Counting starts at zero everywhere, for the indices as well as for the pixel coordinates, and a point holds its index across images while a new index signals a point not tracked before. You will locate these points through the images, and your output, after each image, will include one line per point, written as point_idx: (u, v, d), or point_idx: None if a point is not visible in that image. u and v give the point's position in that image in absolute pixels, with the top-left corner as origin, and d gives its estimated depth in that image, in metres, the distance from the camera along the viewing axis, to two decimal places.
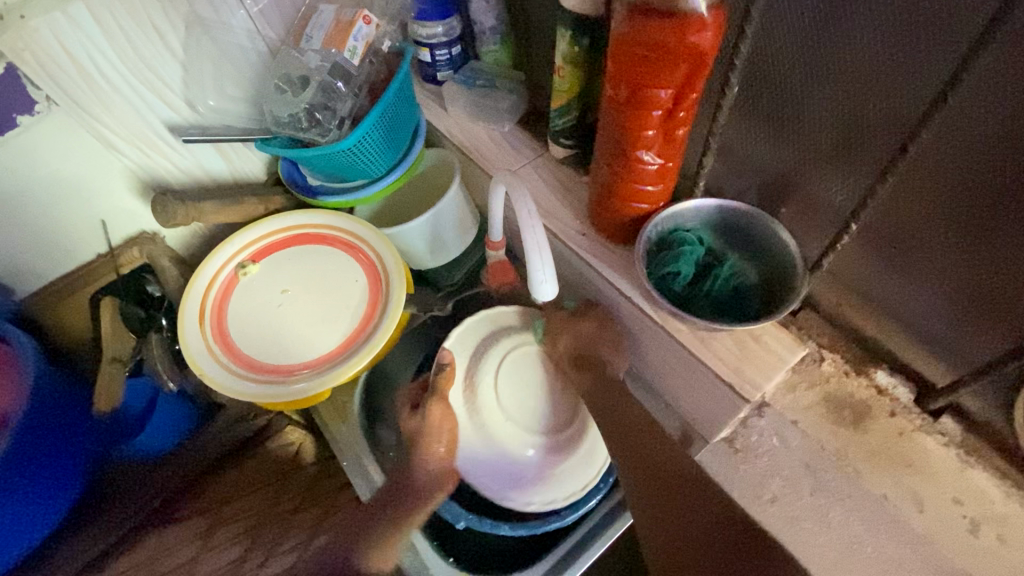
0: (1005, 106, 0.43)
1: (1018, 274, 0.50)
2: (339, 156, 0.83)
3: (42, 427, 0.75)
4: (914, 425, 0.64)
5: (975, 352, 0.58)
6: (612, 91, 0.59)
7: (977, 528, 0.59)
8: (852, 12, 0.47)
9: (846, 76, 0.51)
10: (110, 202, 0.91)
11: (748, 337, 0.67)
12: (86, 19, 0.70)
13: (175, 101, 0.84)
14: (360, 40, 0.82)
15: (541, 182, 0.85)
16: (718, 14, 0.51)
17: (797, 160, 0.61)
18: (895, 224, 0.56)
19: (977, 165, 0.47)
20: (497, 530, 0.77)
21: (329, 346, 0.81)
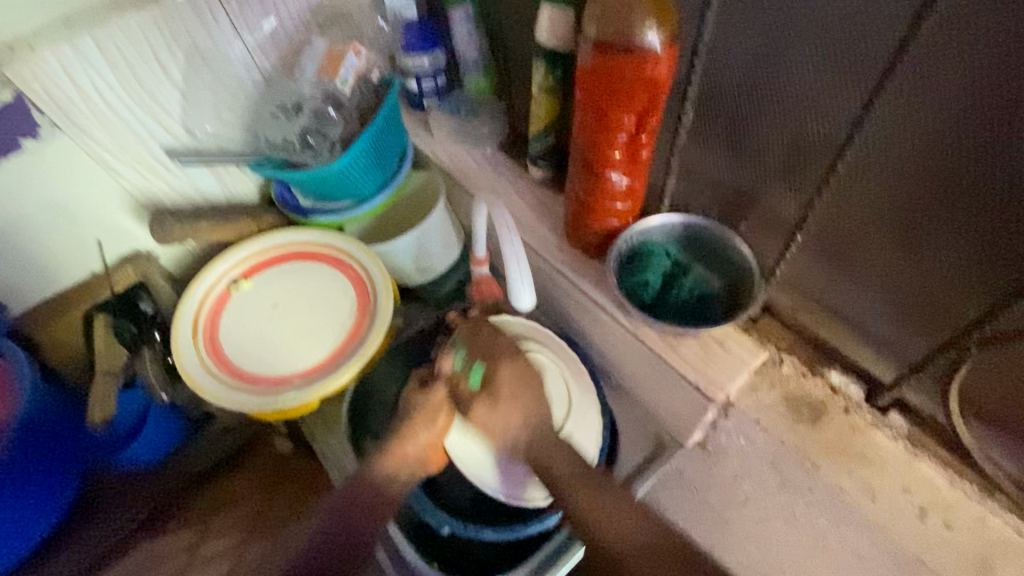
0: (916, 127, 0.50)
1: (942, 274, 0.56)
2: (329, 177, 0.88)
3: (34, 438, 0.78)
4: (865, 421, 0.68)
5: (914, 349, 0.63)
6: (581, 117, 0.65)
7: (925, 514, 0.63)
8: (786, 48, 0.54)
9: (785, 102, 0.58)
10: (107, 222, 0.94)
11: (714, 342, 0.72)
12: (91, 50, 0.75)
13: (174, 126, 0.89)
14: (350, 71, 0.89)
15: (521, 202, 0.90)
16: (672, 47, 0.57)
17: (748, 179, 0.68)
18: (836, 234, 0.62)
19: (898, 178, 0.54)
20: (480, 535, 0.77)
21: (318, 357, 0.84)
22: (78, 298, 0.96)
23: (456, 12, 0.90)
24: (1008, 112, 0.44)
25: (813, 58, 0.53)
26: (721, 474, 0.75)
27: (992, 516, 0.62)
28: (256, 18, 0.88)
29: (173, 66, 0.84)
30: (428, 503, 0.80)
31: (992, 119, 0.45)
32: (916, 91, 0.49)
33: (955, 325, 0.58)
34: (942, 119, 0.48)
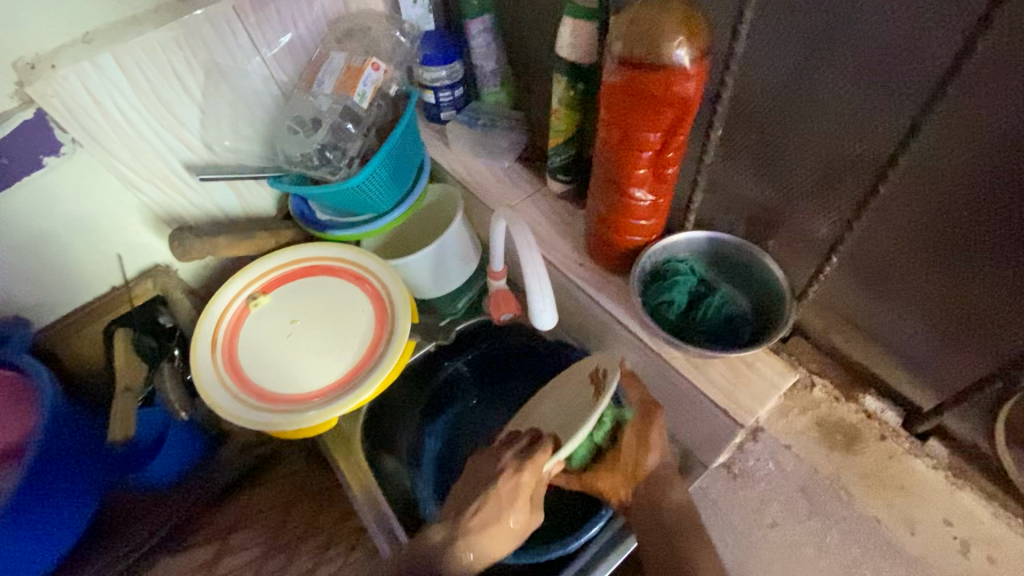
0: (965, 150, 0.48)
1: (989, 300, 0.53)
2: (347, 193, 0.87)
3: (57, 457, 0.78)
4: (902, 448, 0.66)
5: (956, 376, 0.60)
6: (606, 134, 0.64)
7: (968, 548, 0.61)
8: (824, 64, 0.52)
9: (820, 120, 0.56)
10: (127, 237, 0.95)
11: (741, 363, 0.70)
12: (112, 69, 0.75)
13: (193, 142, 0.89)
14: (369, 85, 0.87)
15: (541, 216, 0.89)
16: (702, 63, 0.55)
17: (780, 197, 0.65)
18: (874, 255, 0.60)
19: (944, 201, 0.51)
20: (502, 558, 0.76)
21: (336, 374, 0.83)
22: (98, 314, 0.97)
23: (473, 23, 0.89)
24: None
25: (849, 75, 0.51)
26: (747, 495, 0.71)
27: None
28: (273, 33, 0.87)
29: (192, 83, 0.84)
30: None
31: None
32: (965, 113, 0.46)
33: (1002, 353, 0.55)
34: (991, 141, 0.46)
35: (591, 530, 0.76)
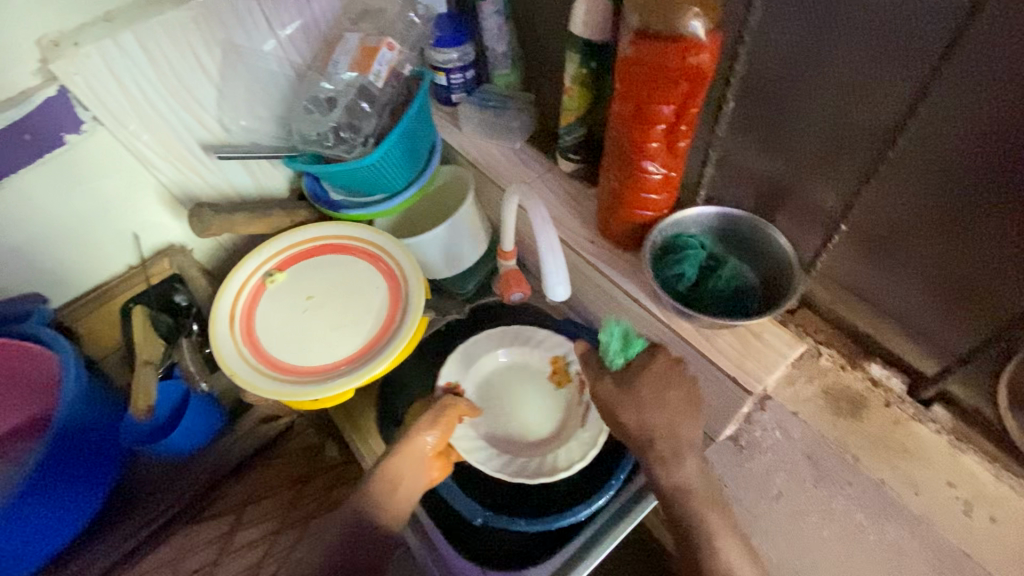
0: (971, 116, 0.49)
1: (992, 265, 0.55)
2: (362, 171, 0.89)
3: (76, 430, 0.82)
4: (907, 414, 0.68)
5: (959, 342, 0.62)
6: (619, 108, 0.65)
7: (971, 509, 0.62)
8: (835, 33, 0.53)
9: (828, 91, 0.57)
10: (143, 216, 0.96)
11: (749, 334, 0.72)
12: (133, 46, 0.77)
13: (209, 121, 0.91)
14: (383, 65, 0.88)
15: (552, 195, 0.91)
16: (716, 36, 0.57)
17: (788, 170, 0.67)
18: (879, 224, 0.61)
19: (949, 168, 0.53)
20: (513, 525, 0.78)
21: (352, 347, 0.85)
22: (115, 292, 0.99)
23: (485, 5, 0.90)
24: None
25: (858, 46, 0.52)
26: (753, 467, 0.73)
27: None
28: (288, 14, 0.89)
29: (210, 62, 0.85)
30: (458, 492, 0.82)
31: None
32: (970, 79, 0.48)
33: (1005, 317, 0.57)
34: (997, 107, 0.47)
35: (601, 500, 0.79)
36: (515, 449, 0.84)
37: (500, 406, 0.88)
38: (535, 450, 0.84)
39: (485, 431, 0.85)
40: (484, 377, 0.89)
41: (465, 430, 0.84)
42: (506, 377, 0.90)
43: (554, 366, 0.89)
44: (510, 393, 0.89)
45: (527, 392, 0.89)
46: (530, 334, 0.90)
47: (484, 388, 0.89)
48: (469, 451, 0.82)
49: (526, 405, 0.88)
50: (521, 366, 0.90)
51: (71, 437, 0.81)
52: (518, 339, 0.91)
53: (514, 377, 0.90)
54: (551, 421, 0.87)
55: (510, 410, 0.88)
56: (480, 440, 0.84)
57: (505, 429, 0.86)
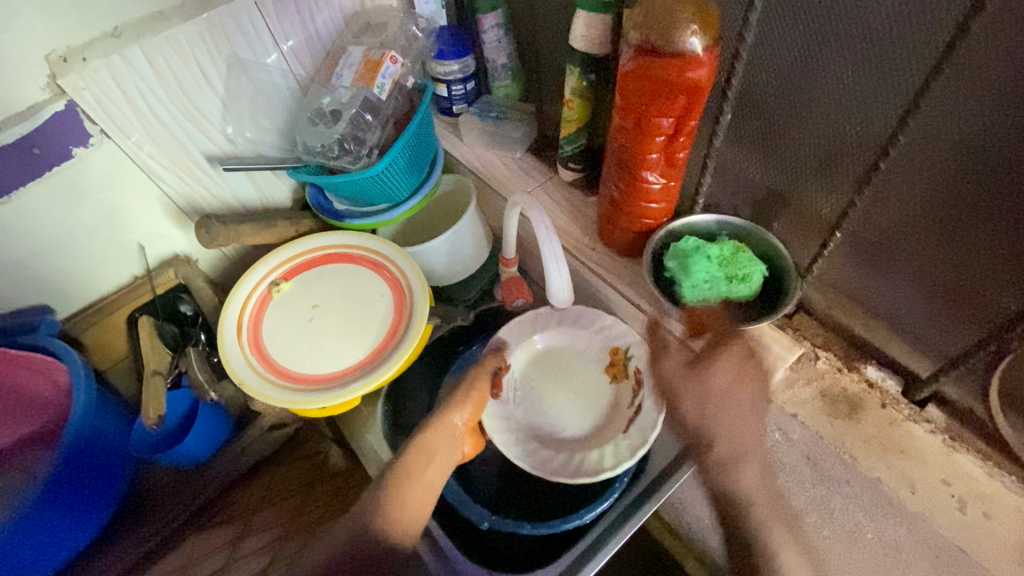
0: (959, 128, 0.51)
1: (983, 268, 0.57)
2: (366, 181, 0.90)
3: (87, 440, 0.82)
4: (902, 414, 0.69)
5: (953, 344, 0.64)
6: (620, 121, 0.68)
7: (965, 505, 0.63)
8: (828, 49, 0.56)
9: (823, 103, 0.59)
10: (148, 227, 0.97)
11: (749, 339, 0.73)
12: (141, 61, 0.78)
13: (215, 134, 0.92)
14: (388, 78, 0.91)
15: (553, 203, 0.93)
16: (713, 51, 0.59)
17: (783, 179, 0.69)
18: (873, 230, 0.64)
19: (942, 177, 0.55)
20: (520, 529, 0.79)
21: (359, 355, 0.86)
22: (122, 303, 0.99)
23: (485, 18, 0.92)
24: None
25: (850, 61, 0.55)
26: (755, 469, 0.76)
27: None
28: (293, 29, 0.90)
29: (215, 76, 0.86)
30: (465, 498, 0.83)
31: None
32: (958, 92, 0.50)
33: (996, 319, 0.59)
34: (983, 119, 0.49)
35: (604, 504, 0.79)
36: (550, 437, 0.82)
37: (540, 390, 0.85)
38: (570, 444, 0.81)
39: (522, 413, 0.83)
40: (531, 360, 0.87)
41: (500, 410, 0.82)
42: (556, 363, 0.87)
43: (612, 359, 0.85)
44: (558, 380, 0.86)
45: (573, 384, 0.86)
46: (590, 321, 0.87)
47: (531, 370, 0.87)
48: (501, 431, 0.80)
49: (570, 395, 0.85)
50: (574, 352, 0.87)
51: (84, 443, 0.82)
52: (577, 325, 0.87)
53: (567, 362, 0.87)
54: (593, 417, 0.83)
55: (551, 398, 0.85)
56: (514, 422, 0.82)
57: (545, 415, 0.84)
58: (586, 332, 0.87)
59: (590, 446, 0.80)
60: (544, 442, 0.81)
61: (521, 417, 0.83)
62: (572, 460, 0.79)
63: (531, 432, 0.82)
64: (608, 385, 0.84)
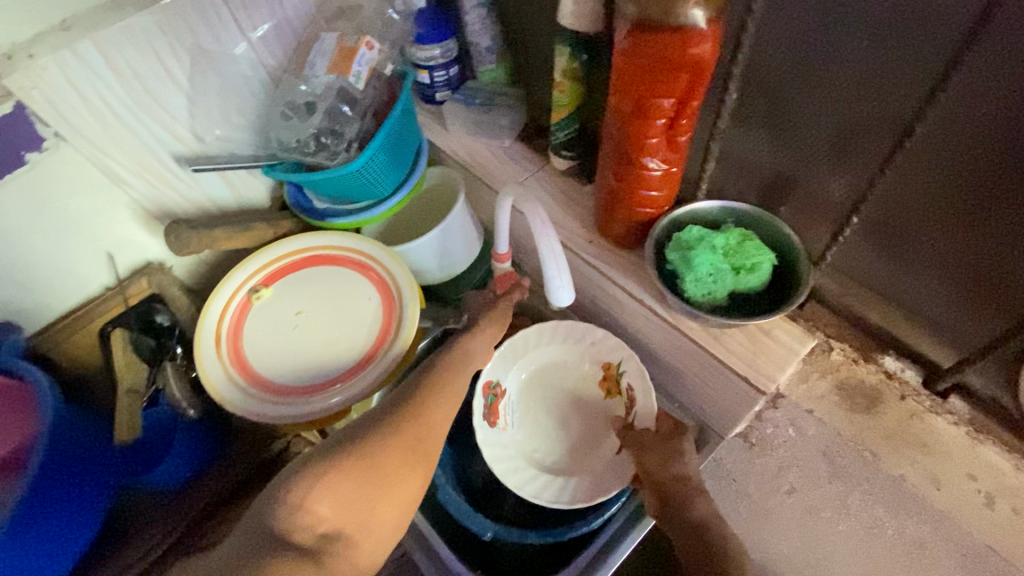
0: (993, 103, 0.47)
1: (1014, 254, 0.53)
2: (347, 178, 0.85)
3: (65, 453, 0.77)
4: (924, 407, 0.66)
5: (977, 333, 0.61)
6: (617, 103, 0.62)
7: (992, 501, 0.62)
8: (847, 18, 0.51)
9: (839, 77, 0.54)
10: (116, 234, 0.91)
11: (759, 331, 0.70)
12: (94, 56, 0.71)
13: (182, 132, 0.86)
14: (364, 65, 0.84)
15: (547, 194, 0.88)
16: (717, 25, 0.54)
17: (792, 161, 0.65)
18: (893, 214, 0.60)
19: (971, 154, 0.50)
20: (525, 538, 0.76)
21: (346, 364, 0.81)
22: (93, 314, 0.93)
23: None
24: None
25: (872, 28, 0.50)
26: (765, 463, 0.74)
27: None
28: (260, 15, 0.84)
29: (177, 70, 0.80)
30: (466, 508, 0.79)
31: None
32: (994, 63, 0.45)
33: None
34: (1022, 91, 0.45)
35: (613, 507, 0.78)
36: (547, 461, 0.82)
37: (534, 411, 0.85)
38: (567, 466, 0.81)
39: (519, 437, 0.83)
40: (524, 382, 0.86)
41: (496, 436, 0.82)
42: (550, 383, 0.86)
43: (605, 374, 0.83)
44: (552, 400, 0.85)
45: (569, 404, 0.85)
46: (580, 335, 0.85)
47: (525, 392, 0.86)
48: (498, 459, 0.81)
49: (565, 415, 0.84)
50: (567, 370, 0.86)
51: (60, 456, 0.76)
52: (568, 340, 0.86)
53: (560, 381, 0.86)
54: (588, 437, 0.83)
55: (546, 419, 0.84)
56: (511, 449, 0.82)
57: (541, 438, 0.84)
58: (580, 348, 0.85)
59: (586, 471, 0.80)
60: (542, 467, 0.81)
61: (519, 443, 0.83)
62: (569, 485, 0.80)
63: (528, 457, 0.82)
64: (602, 401, 0.83)
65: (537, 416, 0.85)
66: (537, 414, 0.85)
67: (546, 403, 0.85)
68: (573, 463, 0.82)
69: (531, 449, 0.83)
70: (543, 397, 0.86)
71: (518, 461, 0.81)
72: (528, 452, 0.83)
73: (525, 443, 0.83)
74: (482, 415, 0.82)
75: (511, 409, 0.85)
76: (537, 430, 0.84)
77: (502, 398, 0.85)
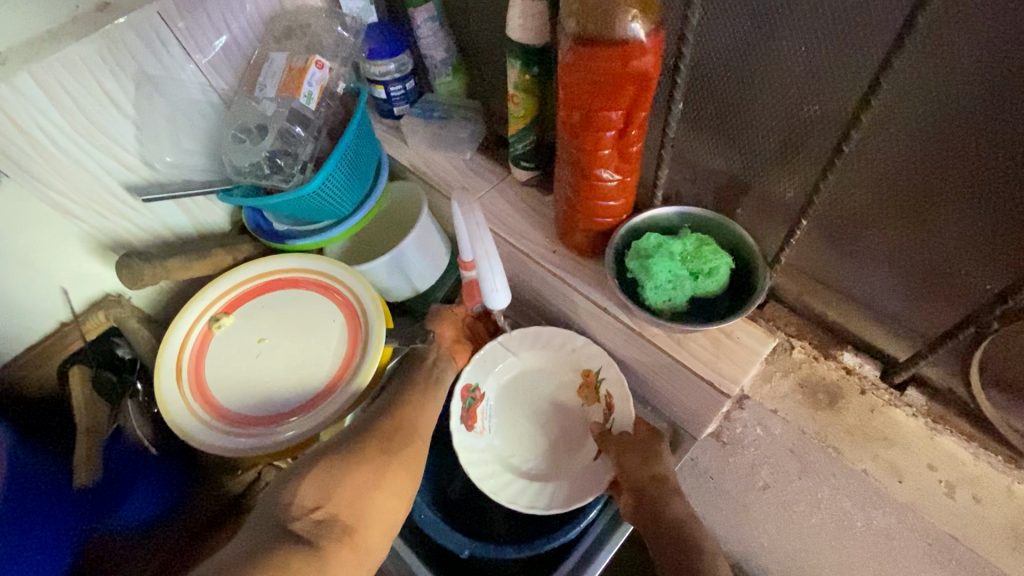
0: (924, 105, 0.48)
1: (956, 248, 0.54)
2: (304, 201, 0.83)
3: (28, 491, 0.75)
4: (883, 400, 0.67)
5: (928, 325, 0.62)
6: (567, 116, 0.62)
7: (953, 490, 0.63)
8: (784, 25, 0.51)
9: (781, 81, 0.55)
10: (69, 269, 0.88)
11: (722, 335, 0.70)
12: (33, 90, 0.69)
13: (132, 161, 0.83)
14: (314, 85, 0.83)
15: (508, 206, 0.87)
16: (658, 36, 0.54)
17: (744, 165, 0.66)
18: (841, 214, 0.61)
19: (910, 154, 0.51)
20: (503, 554, 0.75)
21: (313, 390, 0.80)
22: (52, 351, 0.90)
23: (418, 13, 0.86)
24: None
25: (807, 36, 0.50)
26: (737, 461, 0.75)
27: (1018, 484, 0.61)
28: (206, 38, 0.82)
29: (122, 98, 0.77)
30: (442, 527, 0.78)
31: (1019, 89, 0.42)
32: (922, 67, 0.46)
33: (972, 298, 0.56)
34: (949, 94, 0.46)
35: (591, 514, 0.78)
36: (527, 468, 0.82)
37: (512, 416, 0.85)
38: (545, 474, 0.81)
39: (497, 442, 0.83)
40: (503, 388, 0.86)
41: (474, 440, 0.82)
42: (528, 390, 0.86)
43: (584, 380, 0.83)
44: (531, 405, 0.85)
45: (548, 409, 0.85)
46: (560, 343, 0.84)
47: (503, 399, 0.86)
48: (475, 463, 0.80)
49: (543, 421, 0.84)
50: (544, 377, 0.86)
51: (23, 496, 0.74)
52: (547, 347, 0.85)
53: (537, 388, 0.86)
54: (566, 442, 0.83)
55: (525, 425, 0.84)
56: (489, 454, 0.82)
57: (521, 444, 0.83)
58: (557, 353, 0.85)
59: (563, 477, 0.80)
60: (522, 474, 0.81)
61: (496, 449, 0.83)
62: (546, 492, 0.79)
63: (507, 463, 0.82)
64: (580, 407, 0.83)
65: (516, 422, 0.84)
66: (516, 419, 0.84)
67: (526, 408, 0.85)
68: (551, 469, 0.81)
69: (510, 454, 0.82)
70: (522, 402, 0.85)
71: (496, 466, 0.81)
72: (506, 457, 0.82)
73: (504, 449, 0.83)
74: (459, 419, 0.82)
75: (490, 415, 0.84)
76: (515, 435, 0.84)
77: (480, 403, 0.84)
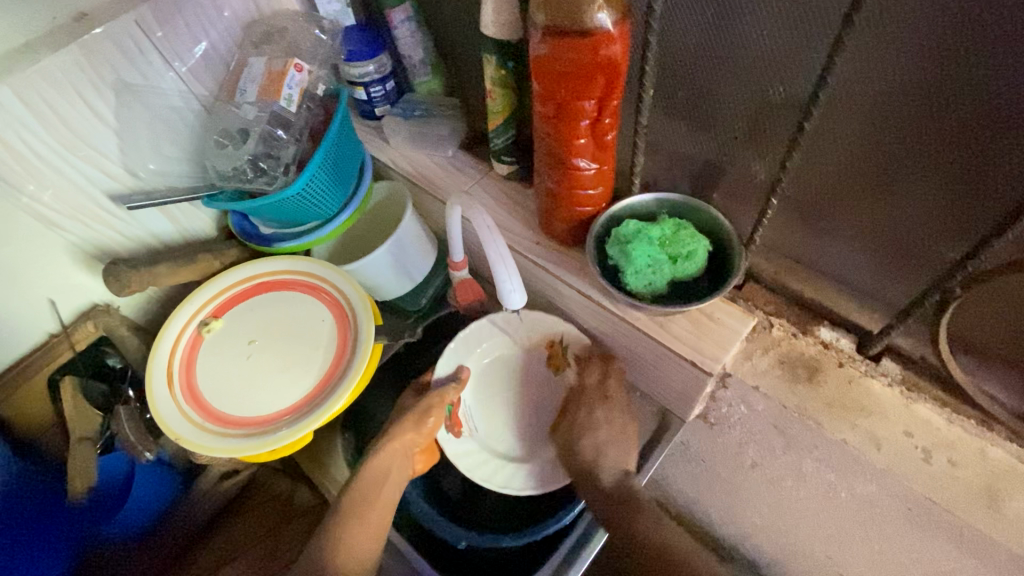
0: (878, 79, 0.51)
1: (918, 217, 0.57)
2: (289, 203, 0.84)
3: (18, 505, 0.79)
4: (859, 371, 0.70)
5: (898, 295, 0.65)
6: (541, 108, 0.64)
7: (930, 455, 0.66)
8: (744, 9, 0.54)
9: (744, 65, 0.57)
10: (57, 280, 0.88)
11: (703, 316, 0.72)
12: (12, 101, 0.69)
13: (115, 169, 0.84)
14: (294, 88, 0.84)
15: (491, 200, 0.89)
16: (624, 26, 0.56)
17: (716, 149, 0.68)
18: (809, 191, 0.63)
19: (868, 130, 0.54)
20: (499, 542, 0.76)
21: (305, 388, 0.81)
22: (38, 363, 0.89)
23: (395, 13, 0.87)
24: (979, 47, 0.45)
25: (766, 19, 0.53)
26: (726, 441, 0.77)
27: (990, 446, 0.65)
28: (184, 44, 0.82)
29: (102, 107, 0.78)
30: (440, 520, 0.79)
31: (962, 58, 0.46)
32: (874, 42, 0.49)
33: (937, 264, 0.59)
34: (901, 66, 0.49)
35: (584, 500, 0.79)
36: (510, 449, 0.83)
37: (493, 401, 0.86)
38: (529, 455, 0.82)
39: (481, 426, 0.84)
40: (477, 378, 0.86)
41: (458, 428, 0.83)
42: (501, 371, 0.87)
43: (552, 352, 0.85)
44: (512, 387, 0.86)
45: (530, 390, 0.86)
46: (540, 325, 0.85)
47: (478, 388, 0.86)
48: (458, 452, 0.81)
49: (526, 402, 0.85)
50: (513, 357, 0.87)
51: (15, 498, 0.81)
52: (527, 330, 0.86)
53: (509, 369, 0.87)
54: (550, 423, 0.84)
55: (508, 408, 0.85)
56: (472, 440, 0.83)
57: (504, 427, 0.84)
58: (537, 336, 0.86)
59: (553, 451, 0.82)
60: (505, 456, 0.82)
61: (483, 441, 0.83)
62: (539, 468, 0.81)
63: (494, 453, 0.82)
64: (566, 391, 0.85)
65: (500, 404, 0.86)
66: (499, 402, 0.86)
67: (508, 391, 0.86)
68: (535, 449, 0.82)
69: (493, 439, 0.83)
70: (505, 386, 0.86)
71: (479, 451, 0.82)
72: (490, 442, 0.83)
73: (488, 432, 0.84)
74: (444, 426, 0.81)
75: (472, 413, 0.85)
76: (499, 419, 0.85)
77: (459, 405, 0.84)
